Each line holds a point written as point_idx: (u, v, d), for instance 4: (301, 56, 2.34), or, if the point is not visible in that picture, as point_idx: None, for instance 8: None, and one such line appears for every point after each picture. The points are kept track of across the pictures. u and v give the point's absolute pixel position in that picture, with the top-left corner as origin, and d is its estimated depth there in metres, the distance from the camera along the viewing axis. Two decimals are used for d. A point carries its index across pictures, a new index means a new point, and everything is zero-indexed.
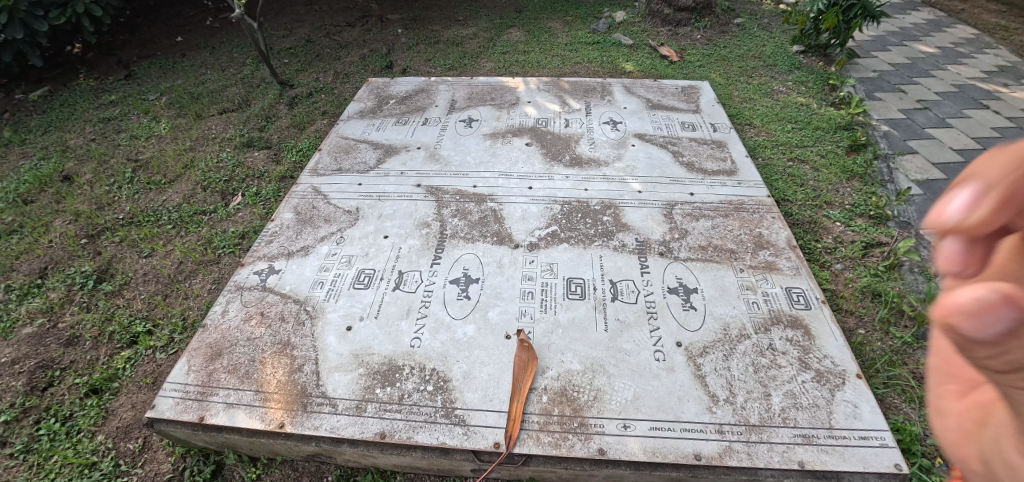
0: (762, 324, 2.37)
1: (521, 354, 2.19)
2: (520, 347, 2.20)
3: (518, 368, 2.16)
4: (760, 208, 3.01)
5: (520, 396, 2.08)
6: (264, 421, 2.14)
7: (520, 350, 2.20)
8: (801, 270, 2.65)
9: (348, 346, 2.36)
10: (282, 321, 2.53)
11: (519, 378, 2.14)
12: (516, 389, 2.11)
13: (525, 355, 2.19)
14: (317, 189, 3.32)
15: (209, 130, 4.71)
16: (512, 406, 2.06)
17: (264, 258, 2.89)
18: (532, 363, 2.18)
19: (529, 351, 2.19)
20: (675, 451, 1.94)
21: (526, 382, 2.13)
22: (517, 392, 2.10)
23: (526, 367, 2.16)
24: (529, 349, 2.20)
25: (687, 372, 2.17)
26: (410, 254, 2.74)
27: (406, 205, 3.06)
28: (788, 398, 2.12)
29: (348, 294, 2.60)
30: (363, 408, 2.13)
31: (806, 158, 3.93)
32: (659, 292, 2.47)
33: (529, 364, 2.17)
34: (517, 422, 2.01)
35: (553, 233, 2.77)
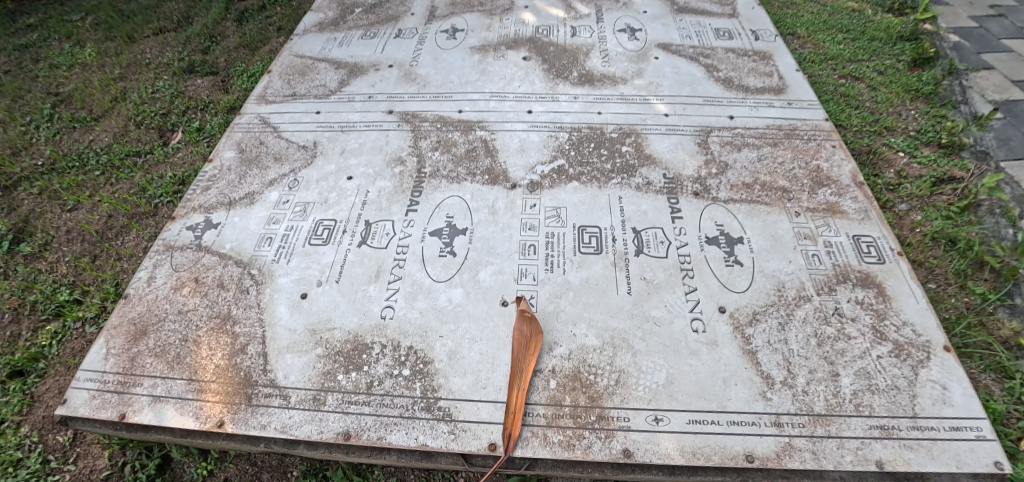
0: (825, 283, 1.87)
1: (522, 328, 1.67)
2: (520, 319, 1.68)
3: (518, 345, 1.66)
4: (816, 134, 2.42)
5: (522, 382, 1.60)
6: (198, 419, 1.71)
7: (521, 323, 1.68)
8: (869, 213, 2.11)
9: (302, 319, 1.86)
10: (220, 289, 2.02)
11: (520, 358, 1.63)
12: (516, 372, 1.61)
13: (526, 327, 1.67)
14: (266, 120, 2.68)
15: (143, 55, 3.93)
16: (512, 396, 1.58)
17: (200, 209, 2.32)
18: (537, 338, 1.67)
19: (533, 324, 1.67)
20: (721, 451, 1.49)
21: (529, 363, 1.63)
22: (517, 376, 1.61)
23: (529, 344, 1.66)
24: (532, 321, 1.67)
25: (734, 346, 1.69)
26: (380, 199, 2.17)
27: (374, 136, 2.44)
28: (860, 378, 1.67)
29: (302, 251, 2.05)
30: (322, 400, 1.67)
31: (861, 75, 3.27)
32: (695, 243, 1.94)
33: (533, 339, 1.66)
34: (518, 416, 1.54)
35: (560, 169, 2.19)
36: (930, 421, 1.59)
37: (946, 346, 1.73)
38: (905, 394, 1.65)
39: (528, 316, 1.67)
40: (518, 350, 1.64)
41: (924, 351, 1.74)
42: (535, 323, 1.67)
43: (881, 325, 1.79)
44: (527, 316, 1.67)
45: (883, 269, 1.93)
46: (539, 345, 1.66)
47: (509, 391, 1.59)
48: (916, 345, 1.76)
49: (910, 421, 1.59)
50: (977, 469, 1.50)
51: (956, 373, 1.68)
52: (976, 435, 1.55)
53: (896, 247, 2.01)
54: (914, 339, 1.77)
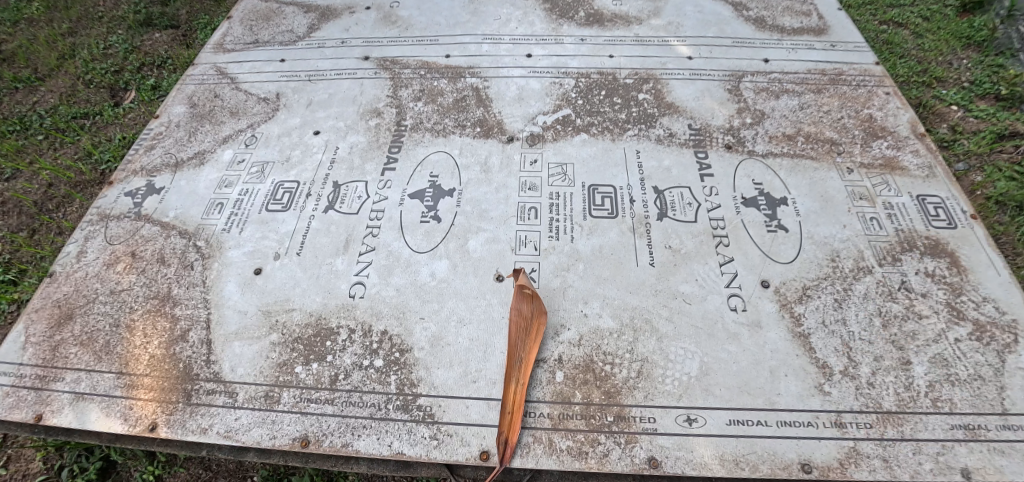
0: (887, 251, 1.55)
1: (521, 308, 1.35)
2: (519, 297, 1.35)
3: (515, 329, 1.33)
4: (865, 79, 2.06)
5: (521, 375, 1.28)
6: (127, 422, 1.40)
7: (520, 302, 1.35)
8: (934, 170, 1.77)
9: (254, 299, 1.54)
10: (161, 264, 1.69)
11: (518, 345, 1.31)
12: (513, 363, 1.29)
13: (526, 307, 1.35)
14: (223, 70, 2.30)
15: (94, 7, 3.49)
16: (509, 392, 1.25)
17: (142, 173, 1.97)
18: (539, 321, 1.34)
19: (534, 303, 1.35)
20: (770, 459, 1.18)
21: (530, 352, 1.31)
22: (515, 368, 1.28)
23: (530, 328, 1.34)
24: (533, 300, 1.35)
25: (782, 329, 1.38)
26: (351, 157, 1.82)
27: (347, 86, 2.08)
28: (936, 367, 1.35)
29: (258, 219, 1.71)
30: (275, 398, 1.36)
31: (905, 21, 2.88)
32: (730, 205, 1.61)
33: (535, 322, 1.34)
34: (517, 418, 1.23)
35: (565, 120, 1.84)
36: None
37: None
38: (992, 386, 1.32)
39: (529, 292, 1.34)
40: (516, 335, 1.32)
41: (1011, 332, 1.40)
42: (537, 302, 1.35)
43: (957, 301, 1.47)
44: (527, 293, 1.34)
45: (956, 235, 1.60)
46: (542, 329, 1.34)
47: (505, 386, 1.27)
48: (1002, 326, 1.41)
49: (1001, 419, 1.27)
50: None
51: None
52: None
53: (969, 209, 1.68)
54: (998, 318, 1.43)
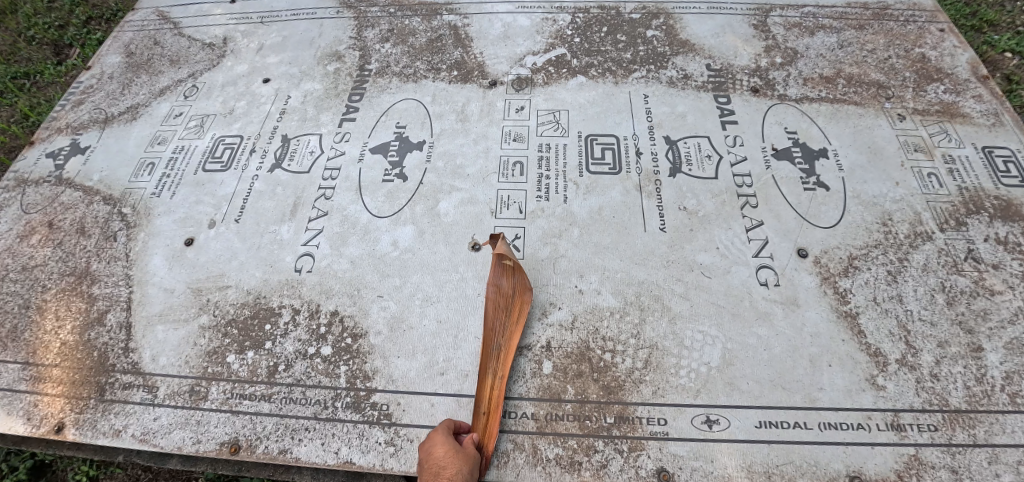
0: (949, 214, 1.27)
1: (501, 283, 1.08)
2: (497, 270, 1.07)
3: (493, 310, 1.06)
4: (916, 14, 1.73)
5: (500, 366, 1.02)
6: (29, 423, 1.16)
7: (499, 276, 1.07)
8: (1002, 117, 1.47)
9: (184, 275, 1.28)
10: (80, 235, 1.43)
11: (497, 330, 1.04)
12: (490, 351, 1.03)
13: (507, 282, 1.08)
14: (165, 14, 2.00)
15: None
16: (485, 388, 0.99)
17: (68, 131, 1.70)
18: (523, 299, 1.08)
19: (517, 277, 1.08)
20: (812, 471, 0.94)
21: (511, 338, 1.05)
22: (493, 358, 1.02)
23: (511, 308, 1.07)
24: (516, 273, 1.08)
25: (823, 307, 1.11)
26: (306, 107, 1.54)
27: (304, 27, 1.78)
28: (1015, 354, 1.09)
29: (194, 180, 1.45)
30: (202, 393, 1.11)
31: None
32: (757, 157, 1.33)
33: (518, 301, 1.08)
34: (495, 420, 0.97)
35: (559, 61, 1.55)
36: None
37: None
38: None
39: (512, 264, 1.06)
40: (494, 317, 1.05)
41: None
42: (521, 276, 1.08)
43: None
44: (508, 265, 1.06)
45: None
46: (526, 310, 1.08)
47: (480, 380, 1.01)
48: None
49: None
50: None
51: None
52: None
53: None
54: None
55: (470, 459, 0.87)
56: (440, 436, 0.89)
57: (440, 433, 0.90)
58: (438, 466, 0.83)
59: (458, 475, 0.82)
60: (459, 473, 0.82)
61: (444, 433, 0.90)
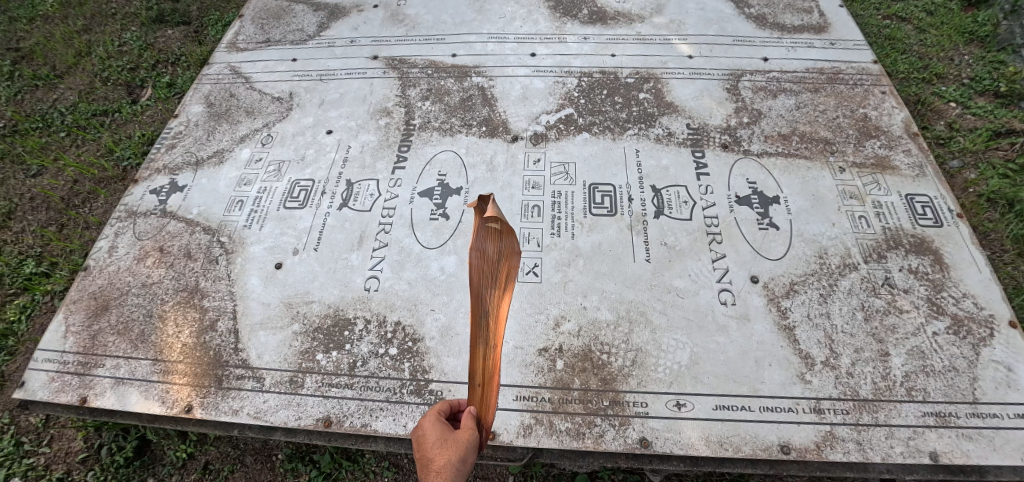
0: (873, 249, 1.63)
1: (486, 248, 0.73)
2: (478, 232, 0.72)
3: (476, 276, 0.74)
4: (863, 78, 2.10)
5: (492, 339, 0.77)
6: (165, 405, 1.53)
7: (481, 241, 0.72)
8: (925, 169, 1.83)
9: (277, 292, 1.65)
10: (187, 259, 1.80)
11: (481, 301, 0.75)
12: (476, 320, 0.76)
13: (492, 245, 0.73)
14: (237, 69, 2.39)
15: (108, 5, 3.56)
16: (475, 361, 0.79)
17: (166, 171, 2.07)
18: (513, 266, 0.73)
19: (506, 240, 0.72)
20: (752, 441, 1.30)
21: (502, 308, 0.74)
22: (481, 329, 0.76)
23: (499, 277, 0.74)
24: (505, 236, 0.71)
25: (769, 321, 1.47)
26: (363, 156, 1.92)
27: (357, 85, 2.17)
28: (913, 358, 1.45)
29: (277, 216, 1.82)
30: (299, 382, 1.48)
31: (908, 16, 2.89)
32: (724, 203, 1.69)
33: (506, 268, 0.73)
34: (492, 392, 0.80)
35: (568, 119, 1.92)
36: (993, 407, 1.37)
37: (1013, 322, 1.49)
38: (964, 377, 1.42)
39: (497, 227, 0.70)
40: (475, 287, 0.74)
41: (986, 326, 1.50)
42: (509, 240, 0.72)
43: (937, 296, 1.55)
44: (494, 227, 0.70)
45: (941, 234, 1.67)
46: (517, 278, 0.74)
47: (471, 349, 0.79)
48: (978, 321, 1.51)
49: (969, 407, 1.37)
50: None
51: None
52: None
53: (956, 209, 1.74)
54: (975, 313, 1.52)
55: (466, 448, 0.74)
56: (429, 425, 0.78)
57: (430, 420, 0.80)
58: (428, 458, 0.73)
59: (448, 467, 0.70)
60: (452, 463, 0.71)
61: (434, 420, 0.80)
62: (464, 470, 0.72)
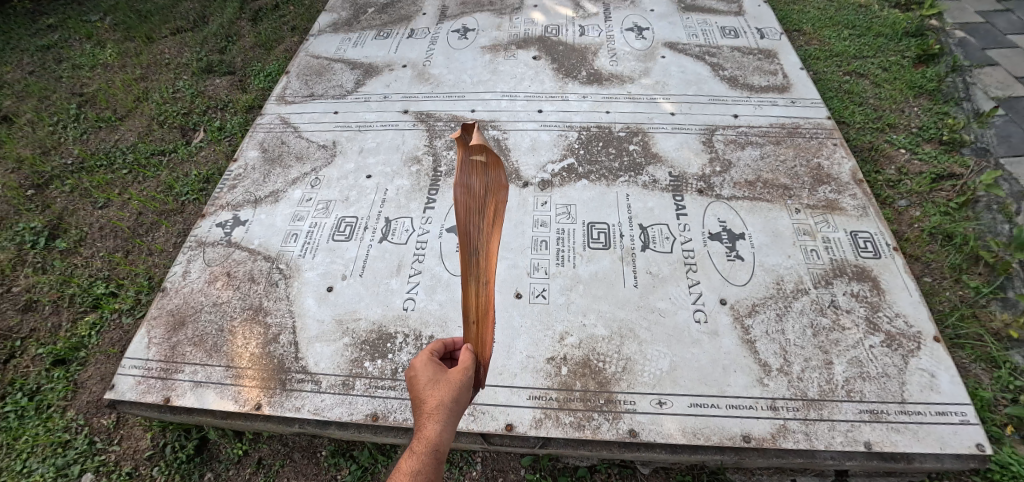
0: (822, 277, 1.98)
1: (471, 182, 0.84)
2: (464, 168, 0.84)
3: (464, 214, 0.85)
4: (818, 132, 2.48)
5: (484, 276, 0.90)
6: (238, 402, 1.84)
7: (467, 175, 0.84)
8: (868, 210, 2.19)
9: (329, 311, 2.00)
10: (251, 282, 2.15)
11: (471, 236, 0.87)
12: (468, 257, 0.88)
13: (478, 184, 0.85)
14: (287, 120, 2.80)
15: (162, 55, 4.02)
16: (471, 300, 0.92)
17: (228, 207, 2.44)
18: (500, 199, 0.86)
19: (490, 175, 0.85)
20: (720, 431, 1.63)
21: (491, 243, 0.86)
22: (472, 267, 0.89)
23: (487, 212, 0.86)
24: (489, 170, 0.85)
25: (734, 336, 1.82)
26: (399, 197, 2.30)
27: (391, 136, 2.57)
28: (853, 366, 1.77)
29: (327, 247, 2.18)
30: (351, 385, 1.81)
31: (867, 71, 3.26)
32: (699, 239, 2.07)
33: (493, 202, 0.86)
34: (486, 328, 0.95)
35: (570, 167, 2.32)
36: (918, 405, 1.69)
37: (936, 337, 1.82)
38: (895, 381, 1.74)
39: (483, 158, 0.83)
40: (465, 223, 0.86)
41: (914, 341, 1.84)
42: (495, 172, 0.85)
43: (875, 316, 1.89)
44: (478, 159, 0.83)
45: (879, 264, 2.02)
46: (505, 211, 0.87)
47: (464, 288, 0.92)
48: (908, 336, 1.85)
49: (898, 405, 1.69)
50: (958, 451, 1.61)
51: (945, 362, 1.78)
52: (961, 419, 1.66)
53: (894, 243, 2.09)
54: (906, 330, 1.86)
55: (457, 384, 0.92)
56: (423, 368, 0.95)
57: (424, 368, 0.96)
58: (423, 397, 0.90)
59: (441, 405, 0.88)
60: (443, 403, 0.88)
61: (427, 363, 0.97)
62: (455, 407, 0.89)
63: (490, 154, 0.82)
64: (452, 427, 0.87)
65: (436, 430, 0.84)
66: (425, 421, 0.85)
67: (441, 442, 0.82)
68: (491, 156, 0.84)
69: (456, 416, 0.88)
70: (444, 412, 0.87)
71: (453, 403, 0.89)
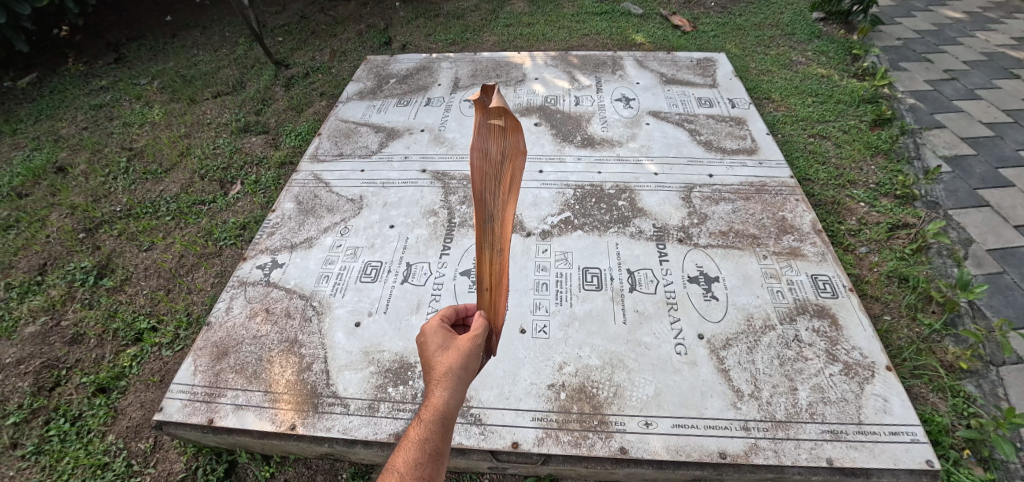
0: (787, 314, 2.28)
1: (489, 149, 1.08)
2: (485, 136, 1.08)
3: (482, 180, 1.09)
4: (782, 189, 2.85)
5: (497, 239, 1.12)
6: (274, 423, 2.06)
7: (486, 142, 1.08)
8: (827, 256, 2.51)
9: (357, 343, 2.28)
10: (288, 317, 2.44)
11: (487, 201, 1.10)
12: (484, 222, 1.12)
13: (495, 150, 1.08)
14: (319, 176, 3.19)
15: (204, 116, 4.51)
16: (486, 263, 1.15)
17: (267, 251, 2.77)
18: (514, 165, 1.08)
19: (508, 140, 1.08)
20: (699, 449, 1.87)
21: (505, 208, 1.10)
22: (488, 231, 1.12)
23: (502, 178, 1.09)
24: (507, 136, 1.08)
25: (710, 366, 2.10)
26: (418, 245, 2.65)
27: (411, 192, 2.96)
28: (815, 392, 2.03)
29: (356, 288, 2.50)
30: (376, 408, 2.06)
31: (828, 134, 3.69)
32: (679, 282, 2.39)
33: (508, 168, 1.08)
34: (498, 295, 1.16)
35: (566, 219, 2.69)
36: (873, 426, 1.93)
37: (887, 366, 2.09)
38: (853, 405, 2.00)
39: (500, 126, 1.06)
40: (482, 189, 1.09)
41: (869, 370, 2.10)
42: (511, 139, 1.08)
43: (834, 348, 2.17)
44: (496, 126, 1.07)
45: (837, 303, 2.32)
46: (518, 177, 1.08)
47: (480, 254, 1.16)
48: (863, 365, 2.12)
49: (856, 426, 1.94)
50: (911, 466, 1.83)
51: (896, 389, 2.03)
52: (911, 438, 1.89)
53: (849, 285, 2.40)
54: (861, 360, 2.13)
55: (465, 354, 1.01)
56: (434, 337, 1.05)
57: (434, 337, 1.05)
58: (432, 364, 0.99)
59: (449, 372, 0.96)
60: (451, 370, 0.96)
61: (438, 331, 1.06)
62: (462, 375, 0.97)
63: (507, 119, 1.05)
64: (459, 393, 0.94)
65: (443, 396, 0.92)
66: (433, 390, 0.93)
67: (448, 409, 0.90)
68: (509, 124, 1.07)
69: (463, 383, 0.96)
70: (452, 380, 0.95)
71: (459, 371, 0.97)
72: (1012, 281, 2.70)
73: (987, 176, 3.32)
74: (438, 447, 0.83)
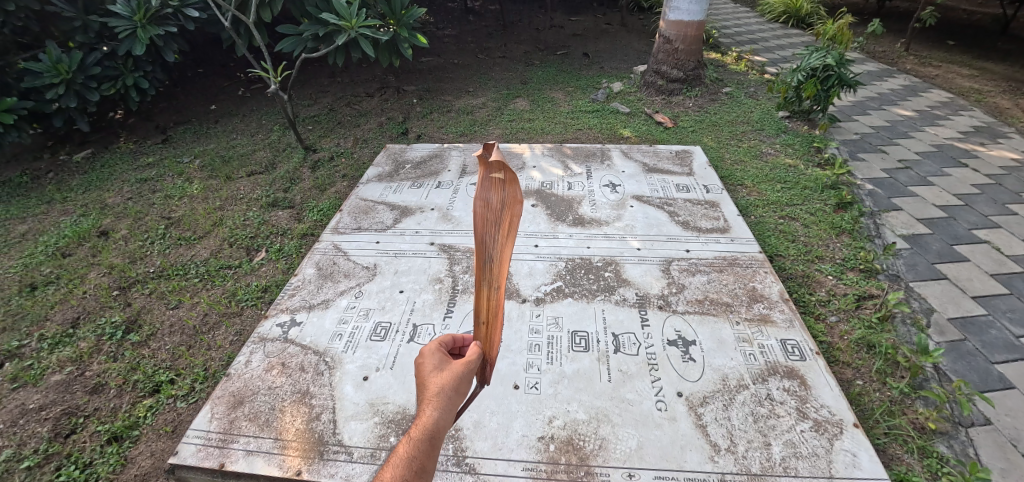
0: (759, 373, 2.49)
1: (490, 197, 1.06)
2: (485, 185, 1.05)
3: (482, 223, 1.05)
4: (752, 263, 3.18)
5: (496, 277, 1.09)
6: (282, 468, 2.19)
7: (488, 191, 1.05)
8: (793, 322, 2.77)
9: (364, 396, 2.49)
10: (302, 371, 2.66)
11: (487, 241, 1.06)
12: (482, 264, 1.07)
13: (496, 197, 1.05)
14: (338, 246, 3.57)
15: (237, 191, 5.04)
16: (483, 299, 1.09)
17: (287, 310, 3.06)
18: (514, 212, 1.02)
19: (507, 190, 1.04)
20: None
21: (504, 251, 1.05)
22: (487, 269, 1.09)
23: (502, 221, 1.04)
24: (506, 187, 1.04)
25: (689, 422, 2.28)
26: (424, 308, 2.95)
27: (420, 262, 3.32)
28: (787, 447, 2.17)
29: (365, 346, 2.76)
30: (378, 456, 2.22)
31: (796, 215, 4.10)
32: (659, 344, 2.63)
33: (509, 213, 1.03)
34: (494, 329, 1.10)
35: (558, 288, 3.01)
36: (844, 480, 2.03)
37: (854, 423, 2.25)
38: (824, 459, 2.11)
39: (501, 178, 1.04)
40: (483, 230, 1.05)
41: (838, 426, 2.25)
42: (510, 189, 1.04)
43: (804, 406, 2.34)
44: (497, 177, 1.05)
45: (805, 365, 2.53)
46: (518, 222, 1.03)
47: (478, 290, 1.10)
48: (832, 422, 2.27)
49: (828, 480, 2.03)
50: None
51: (864, 444, 2.17)
52: None
53: (815, 348, 2.63)
54: (830, 417, 2.29)
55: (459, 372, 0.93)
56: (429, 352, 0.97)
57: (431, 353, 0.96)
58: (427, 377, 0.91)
59: (441, 390, 0.87)
60: (444, 387, 0.88)
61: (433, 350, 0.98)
62: (455, 393, 0.88)
63: (507, 172, 1.04)
64: (451, 411, 0.85)
65: (435, 412, 0.82)
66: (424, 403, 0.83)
67: (439, 422, 0.80)
68: (508, 175, 1.04)
69: (454, 401, 0.87)
70: (444, 396, 0.86)
71: (453, 388, 0.88)
72: (974, 348, 2.90)
73: (943, 252, 3.65)
74: (427, 459, 0.72)
